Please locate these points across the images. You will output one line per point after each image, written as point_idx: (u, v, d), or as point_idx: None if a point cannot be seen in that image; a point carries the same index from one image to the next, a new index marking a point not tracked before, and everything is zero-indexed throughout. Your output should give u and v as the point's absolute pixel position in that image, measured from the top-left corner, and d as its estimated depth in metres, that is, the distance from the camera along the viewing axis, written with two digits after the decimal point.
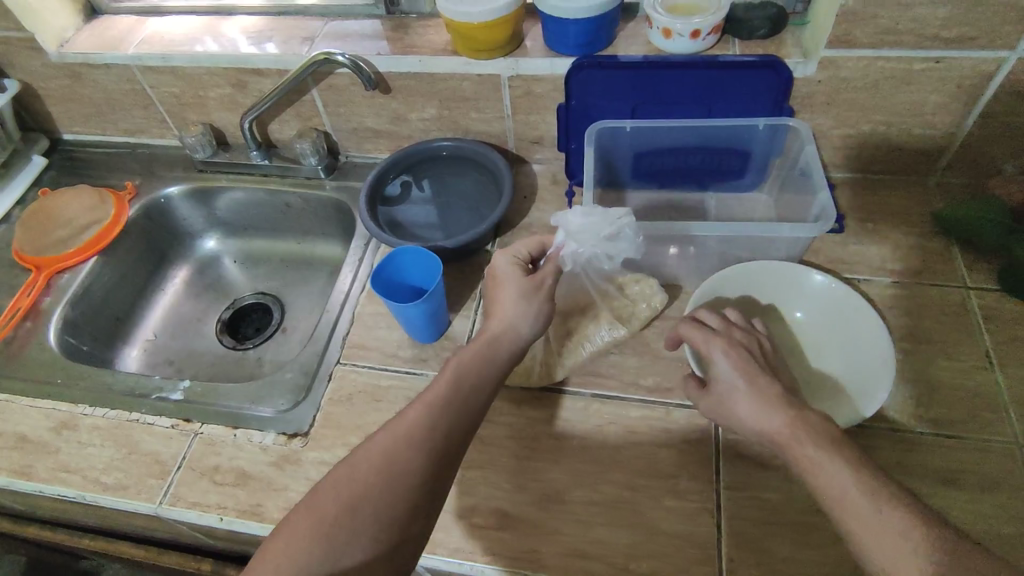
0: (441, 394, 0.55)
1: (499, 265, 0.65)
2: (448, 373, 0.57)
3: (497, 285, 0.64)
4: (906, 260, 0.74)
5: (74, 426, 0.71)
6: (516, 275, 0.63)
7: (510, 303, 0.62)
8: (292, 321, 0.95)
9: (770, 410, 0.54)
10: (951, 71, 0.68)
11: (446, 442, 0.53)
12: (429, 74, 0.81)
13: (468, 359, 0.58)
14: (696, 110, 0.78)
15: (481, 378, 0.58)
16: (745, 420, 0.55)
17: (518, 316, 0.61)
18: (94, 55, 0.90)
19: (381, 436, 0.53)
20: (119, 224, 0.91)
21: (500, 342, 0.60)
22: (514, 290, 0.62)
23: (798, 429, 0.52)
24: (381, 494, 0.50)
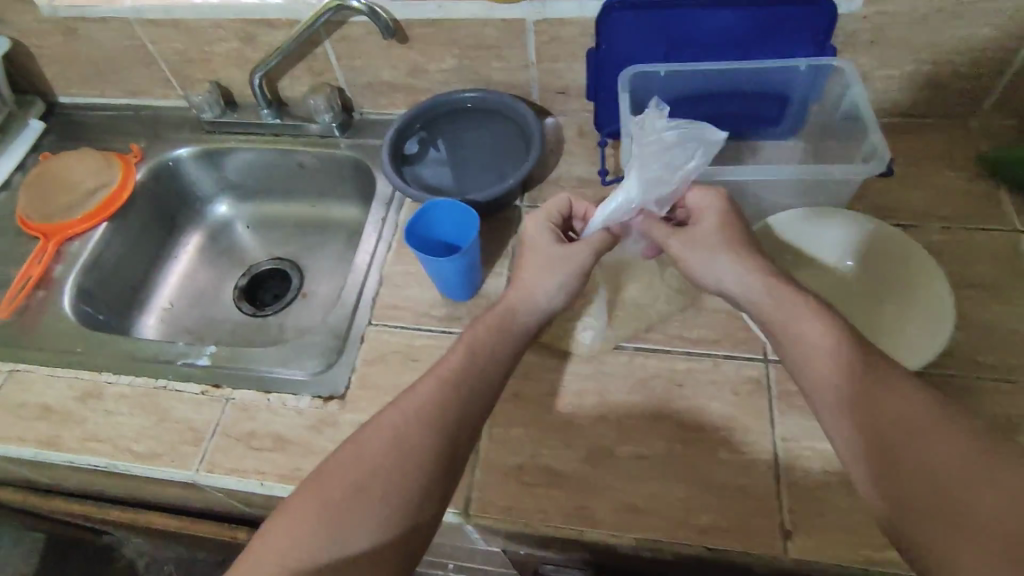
0: (453, 370, 0.54)
1: (529, 229, 0.64)
2: (461, 349, 0.56)
3: (527, 249, 0.63)
4: (952, 204, 0.72)
5: (100, 395, 0.69)
6: (544, 244, 0.63)
7: (534, 271, 0.61)
8: (312, 286, 0.92)
9: (849, 379, 0.47)
10: (1005, 2, 0.65)
11: (459, 423, 0.52)
12: (450, 20, 0.77)
13: (484, 335, 0.58)
14: (733, 51, 0.74)
15: (499, 354, 0.57)
16: (823, 375, 0.49)
17: (538, 287, 0.61)
18: (90, 9, 0.85)
19: (388, 414, 0.51)
20: (127, 189, 0.87)
21: (514, 313, 0.60)
22: (540, 260, 0.62)
23: (879, 400, 0.45)
24: (390, 474, 0.48)
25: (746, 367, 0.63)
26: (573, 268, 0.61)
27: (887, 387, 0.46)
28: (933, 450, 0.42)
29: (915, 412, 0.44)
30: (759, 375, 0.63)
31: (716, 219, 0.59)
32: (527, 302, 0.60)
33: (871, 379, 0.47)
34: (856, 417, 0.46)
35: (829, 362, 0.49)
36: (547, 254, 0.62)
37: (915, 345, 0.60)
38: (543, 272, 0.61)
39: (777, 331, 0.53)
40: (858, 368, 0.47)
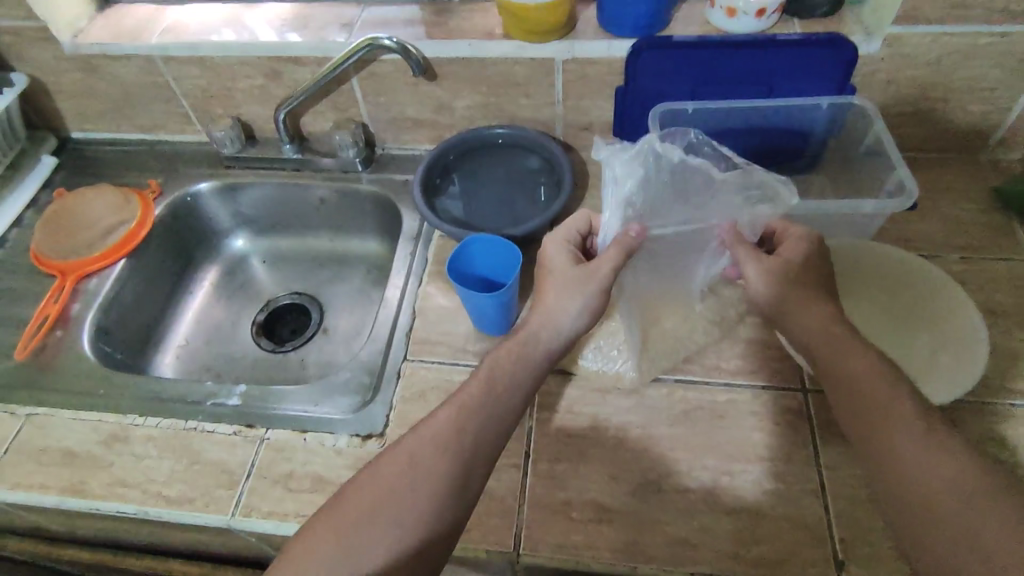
0: (472, 398, 0.54)
1: (551, 252, 0.65)
2: (481, 376, 0.56)
3: (547, 271, 0.64)
4: (969, 235, 0.75)
5: (127, 438, 0.67)
6: (563, 266, 0.63)
7: (554, 291, 0.61)
8: (333, 321, 0.91)
9: (899, 434, 0.49)
10: (1014, 45, 0.68)
11: (476, 451, 0.52)
12: (479, 59, 0.79)
13: (502, 362, 0.57)
14: (757, 90, 0.76)
15: (520, 382, 0.57)
16: (873, 423, 0.51)
17: (559, 309, 0.60)
18: (114, 47, 0.85)
19: (410, 439, 0.52)
20: (146, 225, 0.86)
21: (533, 338, 0.59)
22: (559, 282, 0.61)
23: (931, 460, 0.47)
24: (403, 498, 0.49)
25: (787, 397, 0.64)
26: (594, 287, 0.60)
27: (940, 449, 0.47)
28: (969, 516, 0.44)
29: (964, 477, 0.46)
30: (800, 405, 0.63)
31: (799, 259, 0.61)
32: (545, 326, 0.60)
33: (925, 437, 0.48)
34: (900, 466, 0.48)
35: (885, 412, 0.51)
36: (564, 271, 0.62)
37: (956, 378, 0.61)
38: (565, 289, 0.61)
39: (835, 372, 0.55)
40: (913, 423, 0.49)
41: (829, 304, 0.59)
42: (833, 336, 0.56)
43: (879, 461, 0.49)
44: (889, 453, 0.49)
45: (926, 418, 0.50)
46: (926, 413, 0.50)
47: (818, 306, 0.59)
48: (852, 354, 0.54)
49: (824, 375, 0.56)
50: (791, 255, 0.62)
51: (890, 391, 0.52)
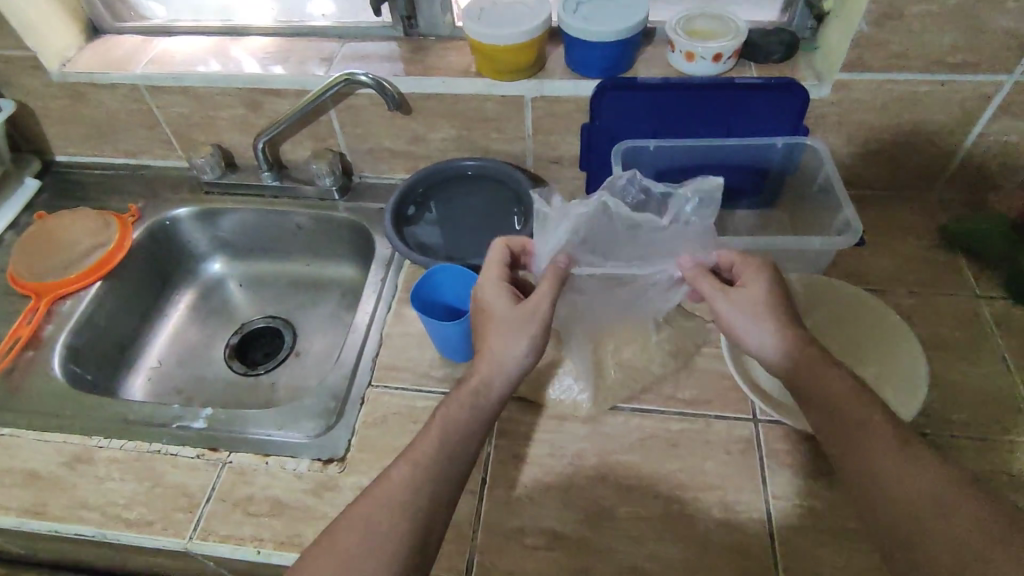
0: (425, 453, 0.53)
1: (485, 295, 0.63)
2: (435, 428, 0.56)
3: (483, 318, 0.62)
4: (918, 271, 0.78)
5: (90, 460, 0.67)
6: (502, 308, 0.61)
7: (495, 338, 0.60)
8: (305, 345, 0.93)
9: (869, 440, 0.50)
10: (955, 93, 0.72)
11: (432, 503, 0.51)
12: (451, 95, 0.82)
13: (454, 414, 0.57)
14: (716, 129, 0.80)
15: (468, 425, 0.57)
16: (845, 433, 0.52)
17: (504, 353, 0.59)
18: (100, 75, 0.88)
19: (368, 498, 0.51)
20: (123, 248, 0.88)
21: (479, 386, 0.59)
22: (502, 325, 0.60)
23: (910, 479, 0.47)
24: (364, 564, 0.47)
25: (738, 427, 0.66)
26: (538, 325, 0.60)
27: (919, 467, 0.47)
28: (951, 536, 0.44)
29: (943, 496, 0.45)
30: (750, 435, 0.65)
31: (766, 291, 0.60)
32: (492, 371, 0.59)
33: (904, 456, 0.48)
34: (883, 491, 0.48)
35: (864, 435, 0.50)
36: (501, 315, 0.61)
37: (902, 405, 0.63)
38: (507, 335, 0.60)
39: (812, 392, 0.55)
40: (891, 442, 0.49)
41: (800, 330, 0.58)
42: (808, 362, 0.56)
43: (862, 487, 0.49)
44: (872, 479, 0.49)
45: (904, 439, 0.49)
46: (902, 434, 0.50)
47: (790, 331, 0.58)
48: (825, 370, 0.55)
49: (806, 405, 0.55)
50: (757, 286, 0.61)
51: (868, 412, 0.52)
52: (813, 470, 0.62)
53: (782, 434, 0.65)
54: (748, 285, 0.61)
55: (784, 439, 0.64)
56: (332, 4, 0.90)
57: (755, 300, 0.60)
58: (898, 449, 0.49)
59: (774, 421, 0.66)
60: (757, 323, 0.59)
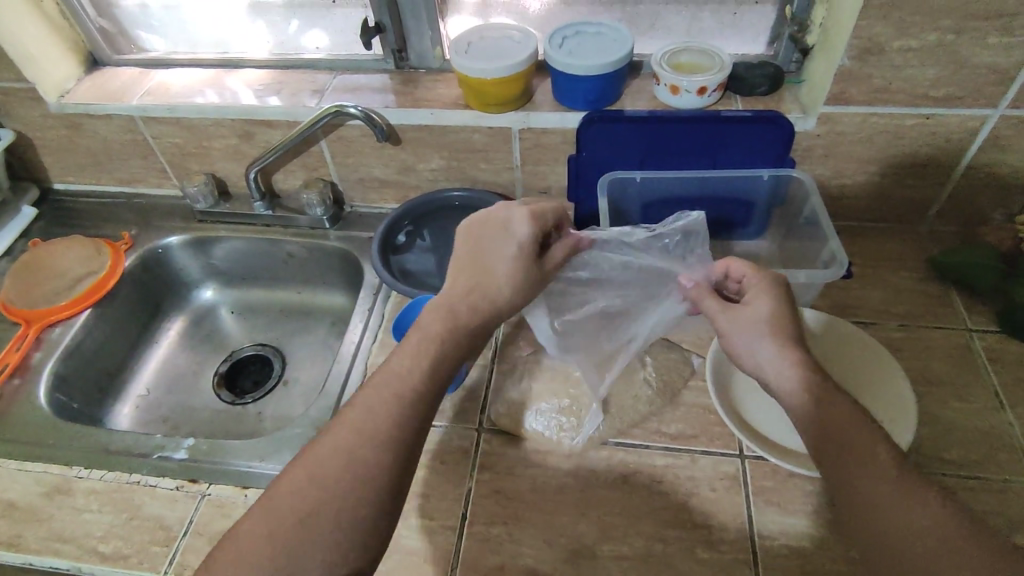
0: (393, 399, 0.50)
1: (502, 222, 0.60)
2: (413, 363, 0.52)
3: (494, 241, 0.59)
4: (909, 303, 0.77)
5: (69, 491, 0.67)
6: (515, 244, 0.59)
7: (503, 258, 0.59)
8: (293, 373, 0.92)
9: (863, 468, 0.47)
10: (940, 126, 0.72)
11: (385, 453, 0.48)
12: (440, 126, 0.83)
13: (418, 354, 0.53)
14: (702, 162, 0.81)
15: (451, 351, 0.55)
16: (841, 459, 0.48)
17: (507, 286, 0.58)
18: (97, 106, 0.89)
19: (328, 437, 0.48)
20: (114, 275, 0.88)
21: (478, 301, 0.57)
22: (515, 260, 0.59)
23: (906, 507, 0.44)
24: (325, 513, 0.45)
25: (724, 463, 0.65)
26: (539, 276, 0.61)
27: (917, 496, 0.45)
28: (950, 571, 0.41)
29: (942, 527, 0.43)
30: (736, 471, 0.64)
31: (771, 308, 0.59)
32: (490, 293, 0.58)
33: (900, 482, 0.46)
34: (877, 518, 0.45)
35: (858, 456, 0.47)
36: (526, 239, 0.59)
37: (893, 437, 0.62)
38: (513, 263, 0.59)
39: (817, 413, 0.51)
40: (888, 466, 0.46)
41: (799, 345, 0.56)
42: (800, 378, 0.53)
43: (852, 510, 0.46)
44: (866, 503, 0.46)
45: (901, 465, 0.46)
46: (900, 459, 0.47)
47: (792, 348, 0.56)
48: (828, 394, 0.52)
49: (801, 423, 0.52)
50: (762, 303, 0.59)
51: (867, 431, 0.49)
52: (799, 508, 0.61)
53: (769, 471, 0.64)
54: (752, 302, 0.60)
55: (771, 476, 0.63)
56: (325, 38, 0.92)
57: (756, 313, 0.58)
58: (895, 474, 0.46)
59: (761, 457, 0.65)
60: (757, 339, 0.57)
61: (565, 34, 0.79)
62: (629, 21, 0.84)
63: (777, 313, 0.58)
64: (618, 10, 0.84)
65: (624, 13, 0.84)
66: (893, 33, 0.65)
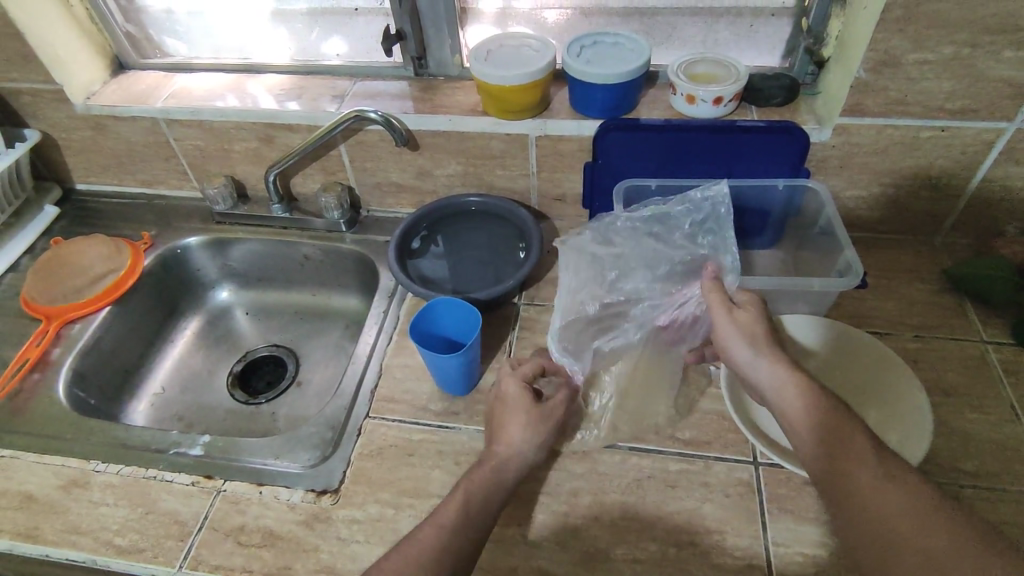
0: (451, 517, 0.55)
1: (511, 392, 0.66)
2: (458, 496, 0.57)
3: (512, 412, 0.64)
4: (923, 315, 0.77)
5: (86, 484, 0.68)
6: (525, 400, 0.65)
7: (523, 429, 0.63)
8: (306, 373, 0.93)
9: (854, 469, 0.50)
10: (954, 139, 0.73)
11: (459, 560, 0.52)
12: (458, 132, 0.84)
13: (476, 485, 0.58)
14: (717, 170, 0.82)
15: (499, 483, 0.59)
16: (833, 460, 0.51)
17: (524, 443, 0.62)
18: (121, 108, 0.91)
19: (400, 550, 0.52)
20: (134, 274, 0.89)
21: (501, 472, 0.60)
22: (523, 417, 0.63)
23: (885, 491, 0.48)
24: None
25: (738, 469, 0.65)
26: (550, 423, 0.64)
27: (894, 482, 0.48)
28: (929, 546, 0.44)
29: (921, 509, 0.46)
30: (750, 478, 0.64)
31: (762, 320, 0.63)
32: (512, 461, 0.61)
33: (881, 471, 0.49)
34: (862, 502, 0.48)
35: (845, 452, 0.51)
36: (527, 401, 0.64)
37: (911, 449, 0.62)
38: (531, 416, 0.64)
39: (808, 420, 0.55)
40: (870, 459, 0.50)
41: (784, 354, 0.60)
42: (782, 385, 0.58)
43: (841, 499, 0.50)
44: (852, 492, 0.49)
45: (881, 458, 0.50)
46: (882, 454, 0.50)
47: (775, 354, 0.60)
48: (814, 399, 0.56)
49: (793, 431, 0.56)
50: (752, 313, 0.63)
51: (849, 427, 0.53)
52: (813, 516, 0.61)
53: (782, 478, 0.64)
54: (739, 314, 0.64)
55: (786, 483, 0.63)
56: (345, 44, 0.94)
57: (744, 324, 0.63)
58: (877, 465, 0.49)
59: (774, 464, 0.65)
60: (749, 349, 0.61)
61: (583, 43, 0.80)
62: (646, 32, 0.85)
63: (765, 326, 0.63)
64: (635, 21, 0.85)
65: (641, 24, 0.85)
66: (909, 46, 0.66)
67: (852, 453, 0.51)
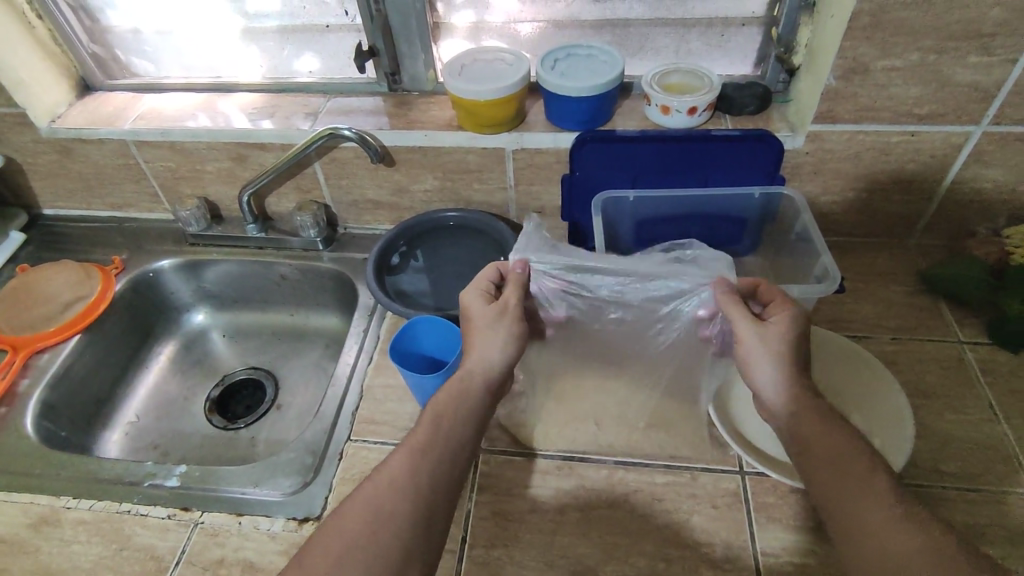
0: (424, 437, 0.54)
1: (465, 302, 0.63)
2: (427, 417, 0.56)
3: (473, 326, 0.61)
4: (900, 317, 0.78)
5: (56, 522, 0.65)
6: (479, 308, 0.61)
7: (481, 338, 0.60)
8: (286, 396, 0.91)
9: (861, 502, 0.48)
10: (925, 143, 0.74)
11: (434, 484, 0.52)
12: (434, 148, 0.83)
13: (445, 403, 0.57)
14: (693, 179, 0.82)
15: (469, 396, 0.58)
16: (843, 493, 0.49)
17: (483, 349, 0.60)
18: (87, 131, 0.89)
19: (377, 477, 0.52)
20: (105, 300, 0.87)
21: (469, 382, 0.58)
22: (479, 322, 0.61)
23: (898, 529, 0.46)
24: (377, 538, 0.48)
25: (725, 479, 0.64)
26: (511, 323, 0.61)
27: (906, 521, 0.46)
28: None
29: (923, 544, 0.45)
30: (737, 487, 0.64)
31: (791, 334, 0.57)
32: (478, 367, 0.59)
33: (894, 509, 0.47)
34: (874, 542, 0.46)
35: (860, 487, 0.49)
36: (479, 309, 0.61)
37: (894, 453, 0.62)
38: (487, 323, 0.60)
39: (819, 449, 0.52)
40: (884, 498, 0.48)
41: (806, 378, 0.56)
42: (803, 411, 0.54)
43: (854, 539, 0.47)
44: (867, 532, 0.47)
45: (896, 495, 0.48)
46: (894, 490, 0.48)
47: (802, 381, 0.56)
48: (832, 429, 0.53)
49: (809, 455, 0.52)
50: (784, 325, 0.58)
51: (863, 461, 0.50)
52: (799, 524, 0.61)
53: (769, 486, 0.63)
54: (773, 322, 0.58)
55: (771, 492, 0.63)
56: (317, 61, 0.92)
57: (779, 339, 0.57)
58: (893, 507, 0.47)
59: (761, 473, 0.65)
60: (775, 368, 0.56)
61: (557, 55, 0.80)
62: (619, 44, 0.86)
63: (796, 342, 0.57)
64: (607, 32, 0.85)
65: (614, 36, 0.85)
66: (877, 53, 0.67)
67: (862, 491, 0.48)
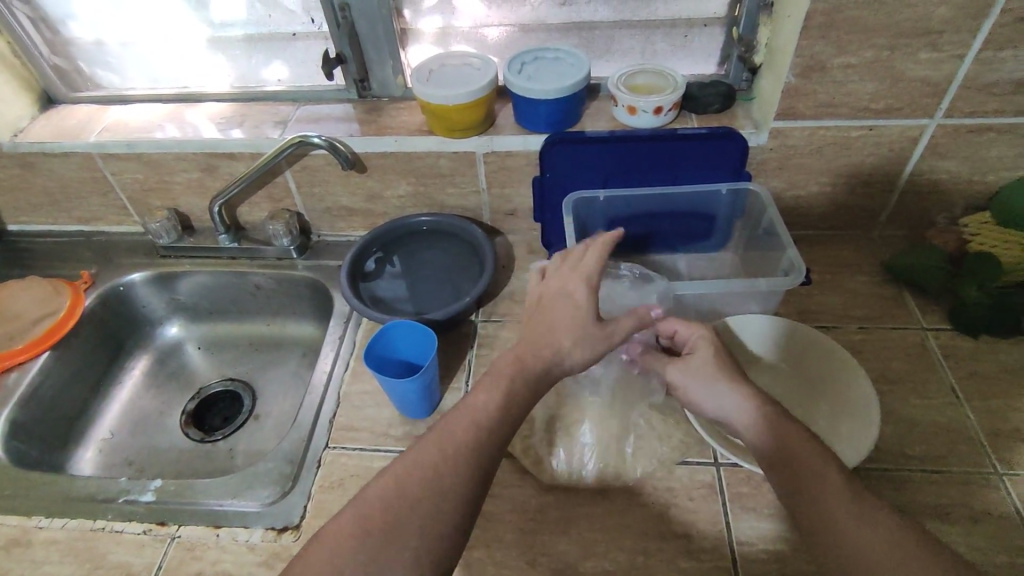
0: (490, 417, 0.53)
1: (579, 290, 0.62)
2: (497, 398, 0.55)
3: (569, 313, 0.60)
4: (866, 306, 0.80)
5: (28, 543, 0.64)
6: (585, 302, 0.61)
7: (575, 336, 0.59)
8: (263, 407, 0.90)
9: (831, 507, 0.48)
10: (883, 136, 0.76)
11: (487, 467, 0.51)
12: (405, 153, 0.84)
13: (516, 388, 0.56)
14: (661, 178, 0.83)
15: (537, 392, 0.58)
16: (809, 499, 0.49)
17: (568, 347, 0.59)
18: (51, 144, 0.88)
19: (429, 447, 0.51)
20: (74, 317, 0.86)
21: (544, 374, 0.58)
22: (577, 317, 0.60)
23: (864, 529, 0.46)
24: (423, 511, 0.47)
25: (701, 471, 0.65)
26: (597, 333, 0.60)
27: (869, 517, 0.47)
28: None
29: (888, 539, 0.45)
30: (712, 479, 0.65)
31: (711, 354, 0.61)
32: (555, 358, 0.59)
33: (854, 507, 0.48)
34: (851, 550, 0.46)
35: (822, 490, 0.49)
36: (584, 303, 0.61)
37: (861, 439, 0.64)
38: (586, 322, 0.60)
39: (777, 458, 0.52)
40: (845, 496, 0.48)
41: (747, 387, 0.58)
42: (760, 422, 0.55)
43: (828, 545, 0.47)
44: (839, 538, 0.46)
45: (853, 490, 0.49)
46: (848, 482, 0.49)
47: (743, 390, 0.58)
48: (786, 435, 0.53)
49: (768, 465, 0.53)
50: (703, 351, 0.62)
51: (822, 462, 0.50)
52: (773, 512, 0.62)
53: (743, 477, 0.65)
54: (692, 355, 0.62)
55: (745, 482, 0.64)
56: (286, 69, 0.92)
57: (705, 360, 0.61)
58: (852, 502, 0.48)
59: (735, 464, 0.66)
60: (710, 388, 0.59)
61: (524, 59, 0.81)
62: (585, 46, 0.87)
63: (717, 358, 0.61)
64: (573, 35, 0.86)
65: (580, 38, 0.86)
66: (833, 51, 0.69)
67: (824, 495, 0.49)
